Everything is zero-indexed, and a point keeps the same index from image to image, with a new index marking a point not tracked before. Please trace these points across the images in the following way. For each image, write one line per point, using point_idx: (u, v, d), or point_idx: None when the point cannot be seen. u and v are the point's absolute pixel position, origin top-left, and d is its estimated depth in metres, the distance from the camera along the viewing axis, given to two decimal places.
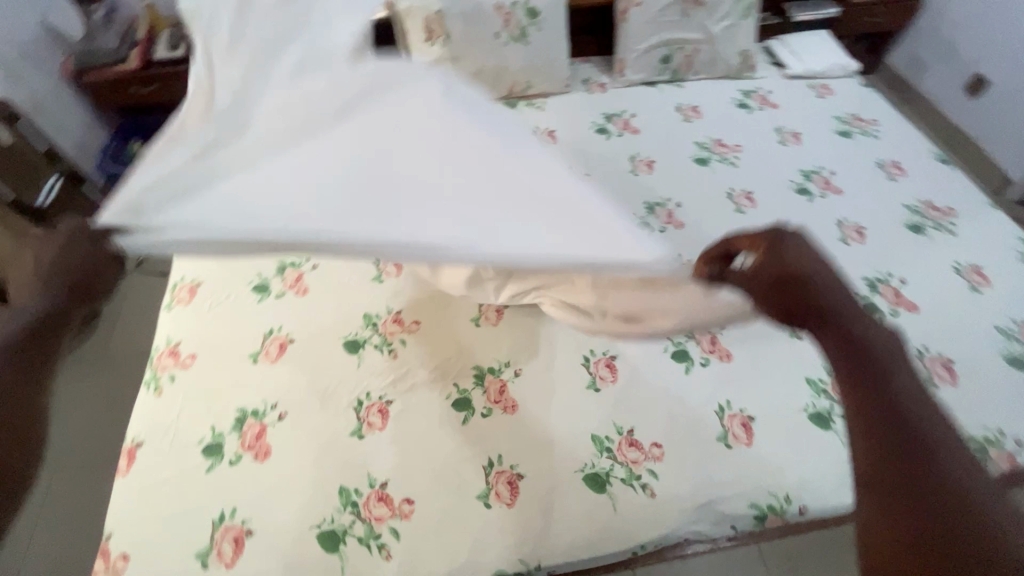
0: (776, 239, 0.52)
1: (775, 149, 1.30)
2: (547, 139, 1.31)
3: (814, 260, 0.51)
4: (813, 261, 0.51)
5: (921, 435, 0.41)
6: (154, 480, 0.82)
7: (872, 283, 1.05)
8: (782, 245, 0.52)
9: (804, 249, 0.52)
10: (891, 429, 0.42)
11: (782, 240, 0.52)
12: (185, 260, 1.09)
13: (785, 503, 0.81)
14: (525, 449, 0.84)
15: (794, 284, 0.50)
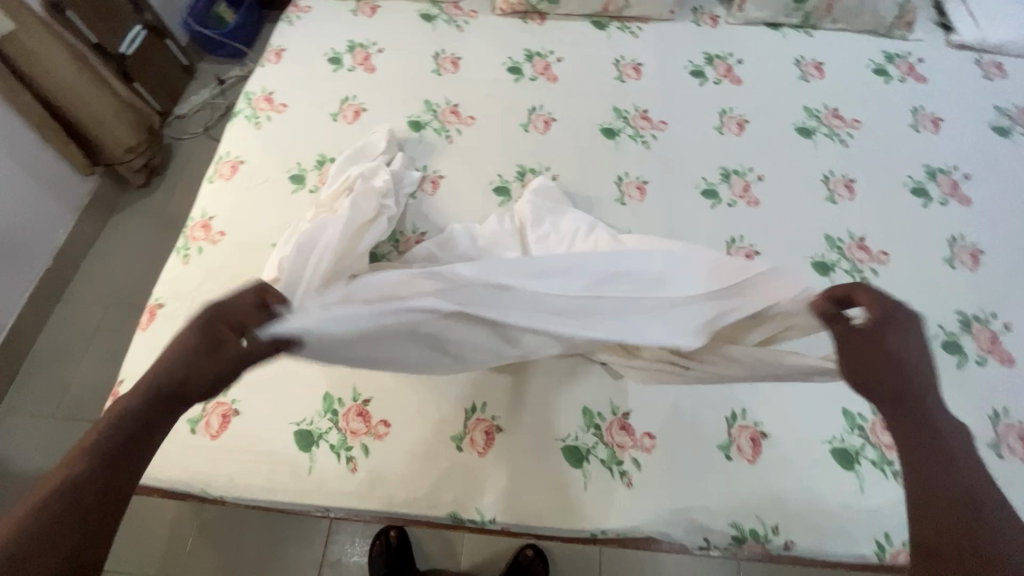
0: (896, 316, 0.54)
1: (903, 135, 1.07)
2: (631, 74, 1.15)
3: (913, 349, 0.54)
4: (911, 351, 0.54)
5: (965, 484, 0.49)
6: (167, 342, 0.87)
7: (966, 321, 0.88)
8: (895, 326, 0.54)
9: (919, 340, 0.54)
10: (937, 491, 0.49)
11: (897, 322, 0.54)
12: (233, 136, 1.08)
13: (770, 532, 0.74)
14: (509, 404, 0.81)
15: (890, 361, 0.54)
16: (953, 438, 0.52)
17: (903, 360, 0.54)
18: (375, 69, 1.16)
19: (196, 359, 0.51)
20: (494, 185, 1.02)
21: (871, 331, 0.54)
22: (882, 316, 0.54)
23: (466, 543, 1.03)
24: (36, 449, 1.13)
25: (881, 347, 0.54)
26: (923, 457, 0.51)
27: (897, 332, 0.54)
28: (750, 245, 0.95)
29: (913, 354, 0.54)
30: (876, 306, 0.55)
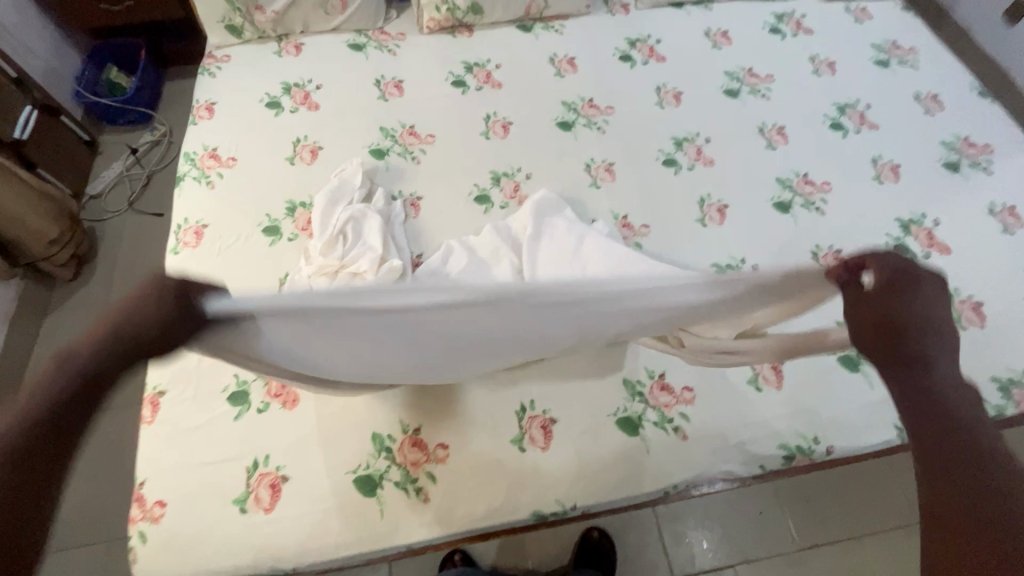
0: (903, 274, 0.48)
1: (810, 81, 1.22)
2: (567, 68, 1.22)
3: (932, 313, 0.47)
4: (931, 315, 0.47)
5: (998, 493, 0.42)
6: (182, 428, 0.80)
7: (905, 225, 1.02)
8: (908, 290, 0.48)
9: (934, 293, 0.48)
10: (961, 503, 0.42)
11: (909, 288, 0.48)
12: (186, 200, 1.02)
13: (813, 443, 0.82)
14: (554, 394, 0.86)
15: (902, 327, 0.47)
16: (971, 414, 0.45)
17: (904, 324, 0.47)
18: (319, 105, 1.14)
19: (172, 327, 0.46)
20: (474, 195, 1.04)
21: (882, 287, 0.48)
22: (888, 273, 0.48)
23: (529, 546, 1.04)
24: None
25: (889, 307, 0.47)
26: (928, 437, 0.45)
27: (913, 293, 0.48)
28: (718, 200, 1.05)
29: (933, 312, 0.47)
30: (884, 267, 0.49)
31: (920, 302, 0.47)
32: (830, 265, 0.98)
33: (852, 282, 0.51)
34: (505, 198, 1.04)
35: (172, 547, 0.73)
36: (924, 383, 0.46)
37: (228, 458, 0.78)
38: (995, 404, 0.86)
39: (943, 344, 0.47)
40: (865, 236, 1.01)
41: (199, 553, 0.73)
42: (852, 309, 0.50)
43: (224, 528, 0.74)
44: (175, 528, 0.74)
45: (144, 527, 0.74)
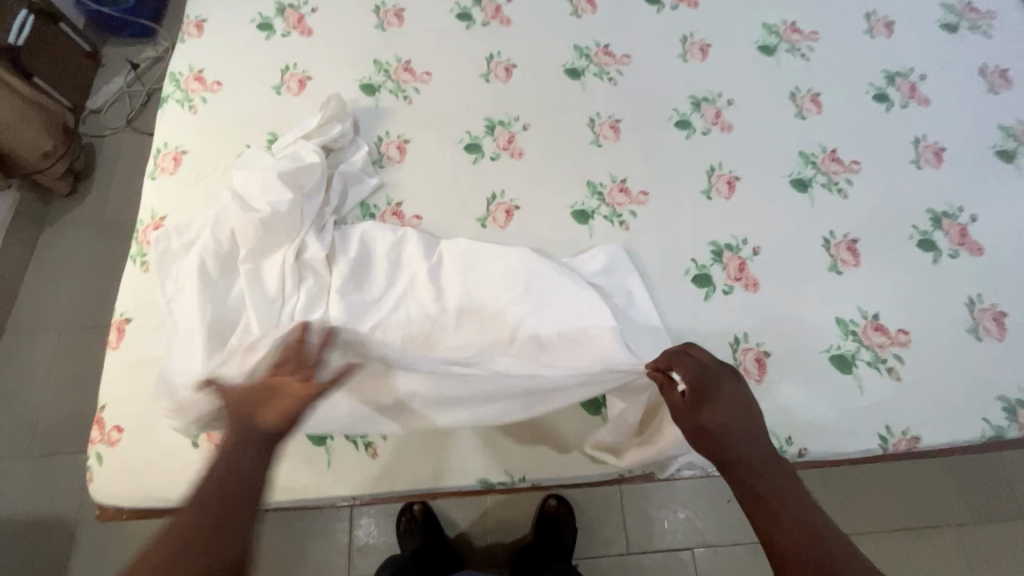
0: (708, 374, 0.64)
1: (860, 42, 1.07)
2: (586, 7, 1.10)
3: (743, 401, 0.63)
4: (742, 403, 0.62)
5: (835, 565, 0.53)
6: (144, 357, 0.81)
7: (936, 218, 0.92)
8: (707, 398, 0.62)
9: (732, 390, 0.63)
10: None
11: (711, 392, 0.63)
12: (168, 124, 0.98)
13: (784, 443, 0.78)
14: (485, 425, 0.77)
15: (716, 435, 0.61)
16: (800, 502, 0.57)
17: (725, 430, 0.61)
18: (312, 31, 1.06)
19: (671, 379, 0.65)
20: (464, 143, 0.98)
21: (692, 401, 0.63)
22: (698, 381, 0.63)
23: (489, 505, 1.05)
24: (15, 492, 1.06)
25: (705, 421, 0.61)
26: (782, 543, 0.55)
27: (715, 395, 0.63)
28: (729, 171, 0.95)
29: (738, 410, 0.62)
30: (691, 376, 0.64)
31: (726, 399, 0.62)
32: (841, 255, 0.89)
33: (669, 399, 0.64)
34: (497, 149, 0.97)
35: (127, 470, 0.75)
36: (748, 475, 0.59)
37: (184, 392, 0.78)
38: (996, 423, 0.79)
39: (758, 444, 0.61)
40: (887, 228, 0.91)
41: (150, 480, 0.75)
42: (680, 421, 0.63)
43: (176, 459, 0.75)
44: (131, 453, 0.76)
45: (102, 449, 0.76)
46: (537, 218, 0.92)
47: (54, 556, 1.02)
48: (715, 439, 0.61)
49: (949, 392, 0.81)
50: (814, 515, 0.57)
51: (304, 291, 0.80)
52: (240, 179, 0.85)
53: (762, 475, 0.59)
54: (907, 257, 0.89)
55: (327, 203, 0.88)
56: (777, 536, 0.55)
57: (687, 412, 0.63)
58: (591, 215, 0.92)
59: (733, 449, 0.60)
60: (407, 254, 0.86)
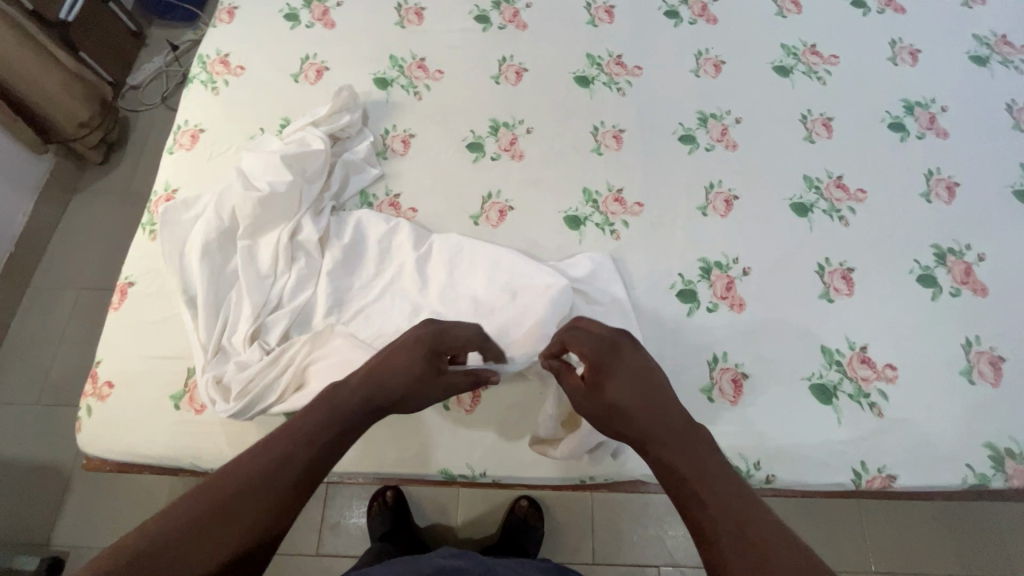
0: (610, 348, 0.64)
1: (881, 69, 1.05)
2: (603, 17, 1.11)
3: (646, 373, 0.62)
4: (645, 375, 0.62)
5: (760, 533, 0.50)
6: (141, 319, 0.85)
7: (941, 254, 0.89)
8: (604, 372, 0.62)
9: (637, 364, 0.63)
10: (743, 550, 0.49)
11: (607, 367, 0.62)
12: (191, 103, 1.03)
13: (752, 468, 0.77)
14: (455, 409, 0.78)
15: (622, 412, 0.60)
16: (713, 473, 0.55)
17: (631, 407, 0.60)
18: (335, 24, 1.10)
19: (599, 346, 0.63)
20: (467, 141, 0.99)
21: (592, 379, 0.62)
22: (594, 358, 0.63)
23: (462, 499, 1.06)
24: (20, 438, 1.12)
25: (606, 398, 0.61)
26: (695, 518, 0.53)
27: (616, 369, 0.62)
28: (729, 190, 0.94)
29: (639, 385, 0.61)
30: (587, 352, 0.63)
31: (630, 370, 0.62)
32: (835, 283, 0.87)
33: (571, 385, 0.64)
34: (499, 149, 0.99)
35: (112, 424, 0.79)
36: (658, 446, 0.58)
37: (174, 356, 0.82)
38: (980, 470, 0.76)
39: (665, 415, 0.59)
40: (887, 259, 0.89)
41: (131, 436, 0.79)
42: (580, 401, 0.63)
43: (158, 418, 0.79)
44: (118, 408, 0.80)
45: (93, 403, 0.81)
46: (530, 219, 0.93)
47: (48, 501, 1.08)
48: (619, 416, 0.60)
49: (933, 433, 0.78)
50: (723, 482, 0.54)
51: (295, 272, 0.83)
52: (248, 160, 0.88)
53: (667, 447, 0.57)
54: (904, 291, 0.86)
55: (327, 189, 0.91)
56: (685, 507, 0.53)
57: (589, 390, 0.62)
58: (583, 222, 0.92)
59: (635, 424, 0.59)
60: (397, 244, 0.87)
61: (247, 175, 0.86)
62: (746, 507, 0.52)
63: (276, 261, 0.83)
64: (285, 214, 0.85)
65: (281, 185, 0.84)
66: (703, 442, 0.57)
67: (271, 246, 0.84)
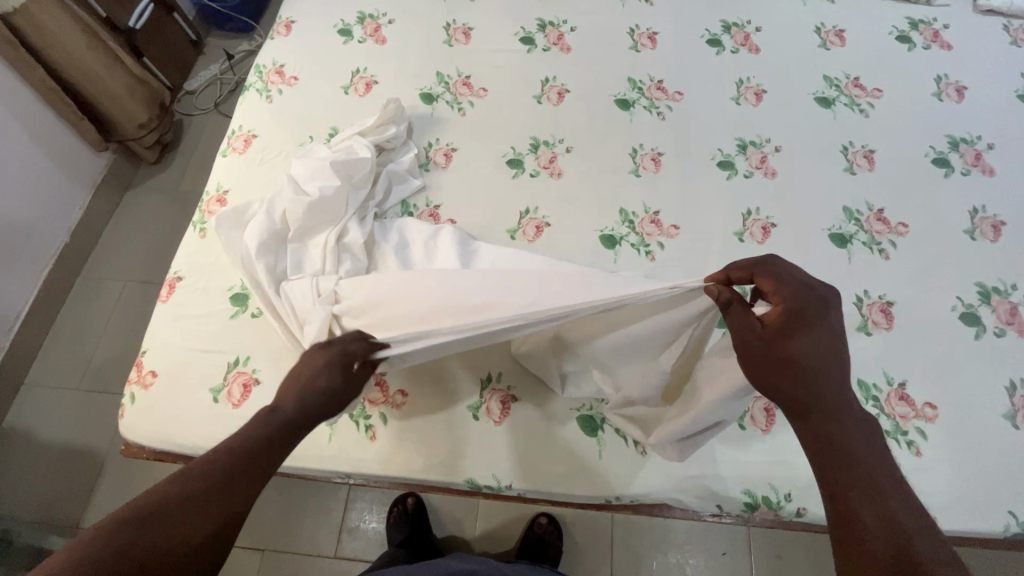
0: (806, 305, 0.57)
1: (926, 105, 1.04)
2: (646, 43, 1.13)
3: (833, 342, 0.57)
4: (833, 343, 0.57)
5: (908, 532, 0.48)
6: (186, 313, 0.88)
7: (985, 293, 0.87)
8: (799, 324, 0.57)
9: (828, 325, 0.58)
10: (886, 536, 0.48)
11: (805, 321, 0.57)
12: (245, 109, 1.08)
13: (783, 499, 0.75)
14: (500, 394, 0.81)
15: (792, 368, 0.56)
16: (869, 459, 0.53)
17: (809, 369, 0.56)
18: (386, 40, 1.15)
19: (795, 292, 0.58)
20: (507, 157, 1.02)
21: (778, 326, 0.57)
22: (790, 307, 0.57)
23: (481, 511, 1.06)
24: (58, 421, 1.16)
25: (786, 348, 0.57)
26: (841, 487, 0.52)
27: (811, 321, 0.57)
28: (766, 217, 0.94)
29: (826, 352, 0.57)
30: (786, 298, 0.57)
31: (822, 330, 0.57)
32: (874, 316, 0.86)
33: (741, 321, 0.58)
34: (539, 166, 1.01)
35: (153, 412, 0.82)
36: (818, 417, 0.56)
37: (215, 350, 0.85)
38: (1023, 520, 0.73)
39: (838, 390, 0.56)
40: (928, 295, 0.87)
41: (169, 425, 0.81)
42: (749, 340, 0.57)
43: (197, 409, 0.81)
44: (159, 398, 0.83)
45: (136, 390, 0.84)
46: (567, 236, 0.94)
47: (82, 485, 1.11)
48: (791, 370, 0.57)
49: (972, 477, 0.76)
50: (880, 468, 0.53)
51: (340, 272, 0.84)
52: (298, 166, 0.92)
53: (830, 418, 0.55)
54: (945, 329, 0.84)
55: (373, 195, 0.94)
56: (833, 475, 0.53)
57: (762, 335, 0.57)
58: (619, 241, 0.93)
59: (803, 382, 0.56)
60: (438, 245, 0.87)
61: (297, 181, 0.89)
62: (904, 503, 0.50)
63: (325, 262, 0.84)
64: (334, 216, 0.88)
65: (329, 189, 0.87)
66: (867, 428, 0.55)
67: (318, 249, 0.86)
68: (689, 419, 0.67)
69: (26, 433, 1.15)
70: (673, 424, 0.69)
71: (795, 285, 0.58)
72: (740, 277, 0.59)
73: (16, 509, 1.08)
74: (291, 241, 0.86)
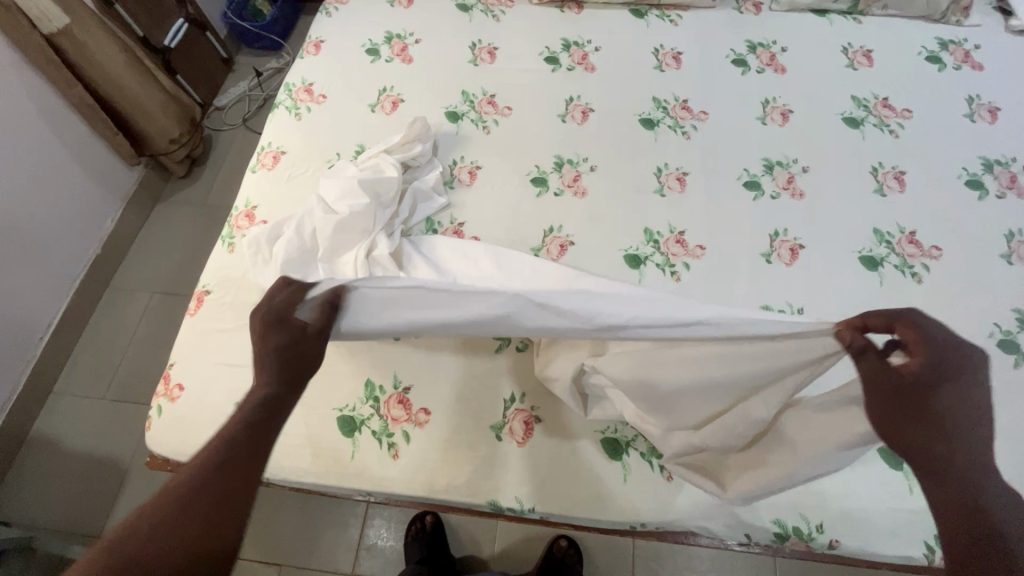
0: (942, 361, 0.51)
1: (957, 125, 1.03)
2: (670, 63, 1.13)
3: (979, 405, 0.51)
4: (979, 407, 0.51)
5: None
6: (214, 327, 0.89)
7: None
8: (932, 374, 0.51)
9: (972, 388, 0.51)
10: None
11: (945, 375, 0.51)
12: (275, 127, 1.10)
13: (814, 530, 0.73)
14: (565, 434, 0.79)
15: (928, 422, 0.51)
16: (993, 499, 0.48)
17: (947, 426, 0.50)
18: (412, 59, 1.16)
19: (936, 347, 0.51)
20: (531, 176, 1.02)
21: (910, 376, 0.51)
22: (926, 360, 0.51)
23: (499, 530, 1.05)
24: (84, 430, 1.18)
25: (917, 396, 0.51)
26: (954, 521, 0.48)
27: (948, 379, 0.51)
28: (794, 238, 0.93)
29: (957, 407, 0.51)
30: (921, 351, 0.51)
31: (966, 387, 0.51)
32: None
33: (869, 367, 0.53)
34: (563, 185, 1.01)
35: (179, 425, 0.83)
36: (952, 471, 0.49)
37: (241, 364, 0.86)
38: None
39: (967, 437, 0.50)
40: (964, 321, 0.85)
41: (195, 438, 0.82)
42: (874, 385, 0.53)
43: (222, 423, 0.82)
44: (185, 411, 0.83)
45: (163, 403, 0.85)
46: (592, 255, 0.94)
47: (104, 494, 1.12)
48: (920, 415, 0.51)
49: None
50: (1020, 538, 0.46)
51: None
52: (326, 186, 0.93)
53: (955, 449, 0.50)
54: (982, 356, 0.82)
55: (398, 212, 0.95)
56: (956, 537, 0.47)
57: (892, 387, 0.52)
58: (643, 261, 0.93)
59: (933, 430, 0.50)
60: (466, 262, 0.88)
61: (326, 200, 0.91)
62: None
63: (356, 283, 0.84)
64: (362, 232, 0.89)
65: (356, 208, 0.88)
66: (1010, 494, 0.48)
67: (348, 269, 0.86)
68: (778, 477, 0.64)
69: (52, 441, 1.17)
70: (757, 479, 0.66)
71: (937, 338, 0.51)
72: (877, 325, 0.53)
73: (40, 517, 1.10)
74: (321, 261, 0.87)
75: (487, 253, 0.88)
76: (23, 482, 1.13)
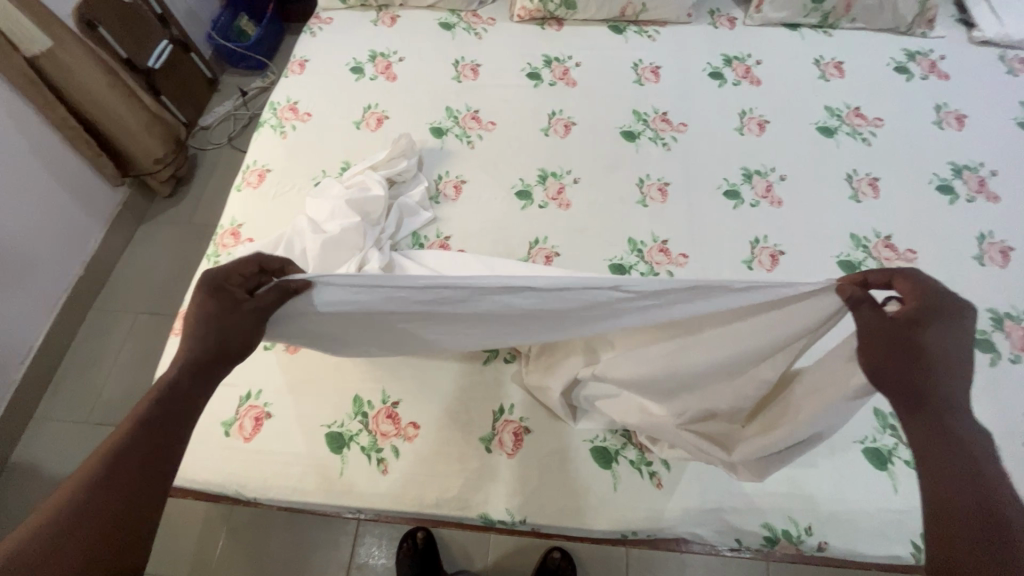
0: (939, 307, 0.50)
1: (926, 133, 1.06)
2: (650, 77, 1.16)
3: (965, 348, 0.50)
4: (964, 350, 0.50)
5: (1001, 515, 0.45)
6: None
7: (998, 318, 0.87)
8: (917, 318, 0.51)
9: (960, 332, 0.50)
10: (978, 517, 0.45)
11: (936, 319, 0.50)
12: (260, 145, 1.11)
13: (804, 533, 0.74)
14: (558, 414, 0.80)
15: (914, 359, 0.51)
16: (964, 423, 0.49)
17: (934, 364, 0.50)
18: (396, 77, 1.18)
19: (926, 294, 0.51)
20: (516, 189, 1.03)
21: (904, 322, 0.51)
22: (920, 305, 0.51)
23: (492, 543, 1.04)
24: (68, 455, 1.16)
25: (911, 342, 0.51)
26: (934, 452, 0.49)
27: (939, 321, 0.50)
28: (774, 245, 0.95)
29: (950, 353, 0.50)
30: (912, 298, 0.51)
31: (952, 327, 0.50)
32: None
33: (866, 318, 0.53)
34: (547, 198, 1.02)
35: None
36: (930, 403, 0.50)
37: (228, 383, 0.85)
38: None
39: (956, 383, 0.50)
40: None
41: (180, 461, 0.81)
42: (870, 336, 0.52)
43: (207, 444, 0.81)
44: None
45: None
46: (578, 266, 0.95)
47: None
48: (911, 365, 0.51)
49: None
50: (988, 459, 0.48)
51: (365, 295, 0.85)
52: (314, 206, 0.93)
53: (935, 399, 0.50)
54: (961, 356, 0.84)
55: (385, 229, 0.95)
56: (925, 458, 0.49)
57: (888, 334, 0.51)
58: (628, 270, 0.94)
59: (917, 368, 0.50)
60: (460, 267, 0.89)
61: (314, 220, 0.91)
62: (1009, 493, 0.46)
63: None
64: (352, 249, 0.89)
65: (346, 226, 0.88)
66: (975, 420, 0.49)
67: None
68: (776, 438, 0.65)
69: (34, 468, 1.14)
70: (756, 443, 0.67)
71: (926, 285, 0.51)
72: (877, 280, 0.53)
73: None
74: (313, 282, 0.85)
75: (481, 265, 0.89)
76: (2, 512, 1.10)
